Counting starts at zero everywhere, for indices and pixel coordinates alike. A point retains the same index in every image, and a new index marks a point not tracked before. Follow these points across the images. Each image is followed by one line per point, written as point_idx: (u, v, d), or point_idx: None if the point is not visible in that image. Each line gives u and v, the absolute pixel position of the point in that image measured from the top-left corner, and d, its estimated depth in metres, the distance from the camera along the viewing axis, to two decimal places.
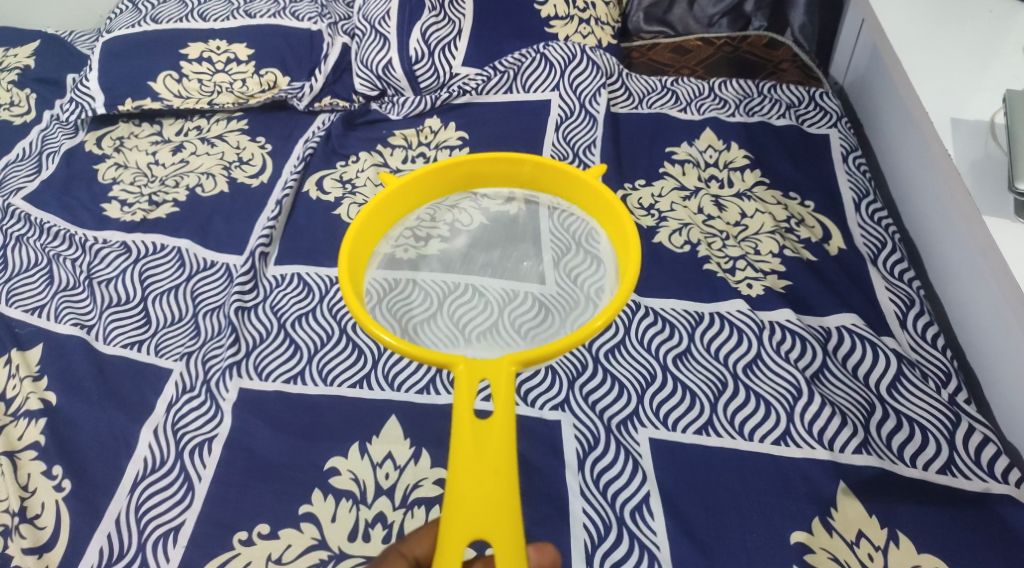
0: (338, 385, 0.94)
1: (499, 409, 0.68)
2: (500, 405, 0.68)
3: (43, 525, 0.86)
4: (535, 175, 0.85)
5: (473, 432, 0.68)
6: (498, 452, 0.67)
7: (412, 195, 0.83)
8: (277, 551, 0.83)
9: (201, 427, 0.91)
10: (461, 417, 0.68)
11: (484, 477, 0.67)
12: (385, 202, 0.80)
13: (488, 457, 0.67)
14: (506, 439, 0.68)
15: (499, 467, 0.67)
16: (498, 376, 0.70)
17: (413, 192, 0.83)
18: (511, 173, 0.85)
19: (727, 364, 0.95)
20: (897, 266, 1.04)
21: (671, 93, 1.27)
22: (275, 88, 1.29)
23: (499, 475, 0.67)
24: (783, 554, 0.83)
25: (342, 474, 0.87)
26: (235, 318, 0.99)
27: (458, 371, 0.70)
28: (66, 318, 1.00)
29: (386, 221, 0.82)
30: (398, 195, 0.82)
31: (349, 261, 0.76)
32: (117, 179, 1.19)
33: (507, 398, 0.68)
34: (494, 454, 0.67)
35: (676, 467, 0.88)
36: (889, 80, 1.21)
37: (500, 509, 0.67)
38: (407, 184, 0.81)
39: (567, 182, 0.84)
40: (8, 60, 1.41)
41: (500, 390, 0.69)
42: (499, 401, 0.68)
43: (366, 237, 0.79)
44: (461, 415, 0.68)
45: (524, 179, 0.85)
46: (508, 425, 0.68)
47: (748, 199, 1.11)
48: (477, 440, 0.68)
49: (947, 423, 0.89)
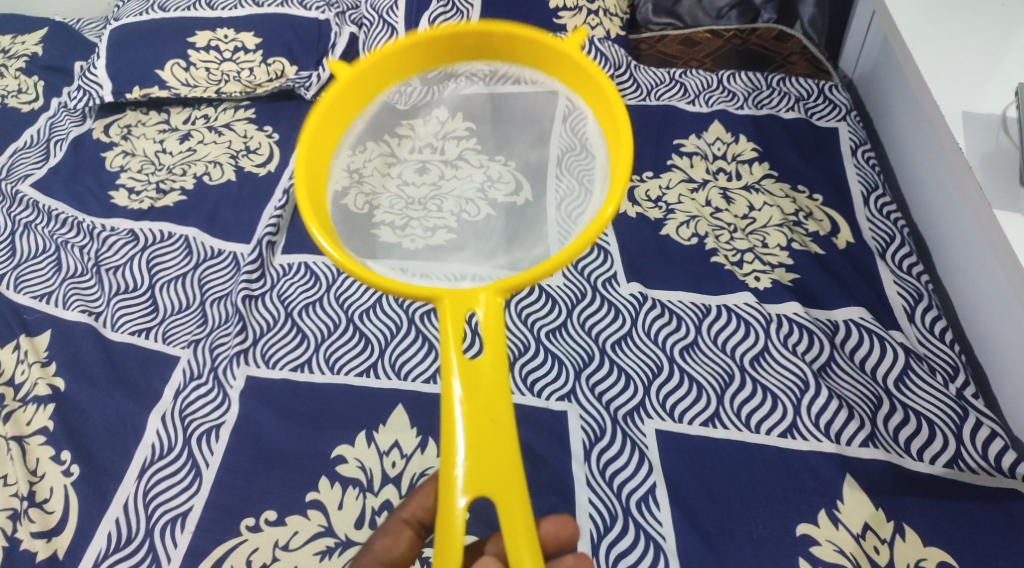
0: (345, 374, 0.94)
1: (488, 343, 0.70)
2: (489, 336, 0.70)
3: (52, 510, 0.86)
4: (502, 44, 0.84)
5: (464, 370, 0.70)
6: (492, 385, 0.69)
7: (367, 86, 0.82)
8: (284, 538, 0.84)
9: (208, 414, 0.91)
10: (450, 354, 0.70)
11: (478, 424, 0.69)
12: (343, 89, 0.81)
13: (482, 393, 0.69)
14: (497, 371, 0.70)
15: (494, 411, 0.69)
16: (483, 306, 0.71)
17: (379, 68, 0.83)
18: (483, 46, 0.84)
19: (734, 356, 0.94)
20: (905, 259, 1.03)
21: (679, 84, 1.26)
22: (282, 78, 1.29)
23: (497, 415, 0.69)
24: (788, 546, 0.83)
25: (349, 462, 0.88)
26: (243, 307, 0.99)
27: (443, 305, 0.72)
28: (74, 305, 1.01)
29: (349, 107, 0.82)
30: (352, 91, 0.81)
31: (308, 161, 0.77)
32: (124, 167, 1.19)
33: (496, 328, 0.71)
34: (490, 390, 0.69)
35: (682, 458, 0.88)
36: (901, 72, 1.20)
37: (497, 450, 0.69)
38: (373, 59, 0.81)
39: (544, 52, 0.82)
40: (16, 47, 1.41)
41: (490, 321, 0.71)
42: (489, 337, 0.70)
43: (328, 129, 0.80)
44: (450, 348, 0.70)
45: (496, 54, 0.85)
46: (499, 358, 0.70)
47: (757, 191, 1.11)
48: (468, 376, 0.70)
49: (955, 416, 0.89)
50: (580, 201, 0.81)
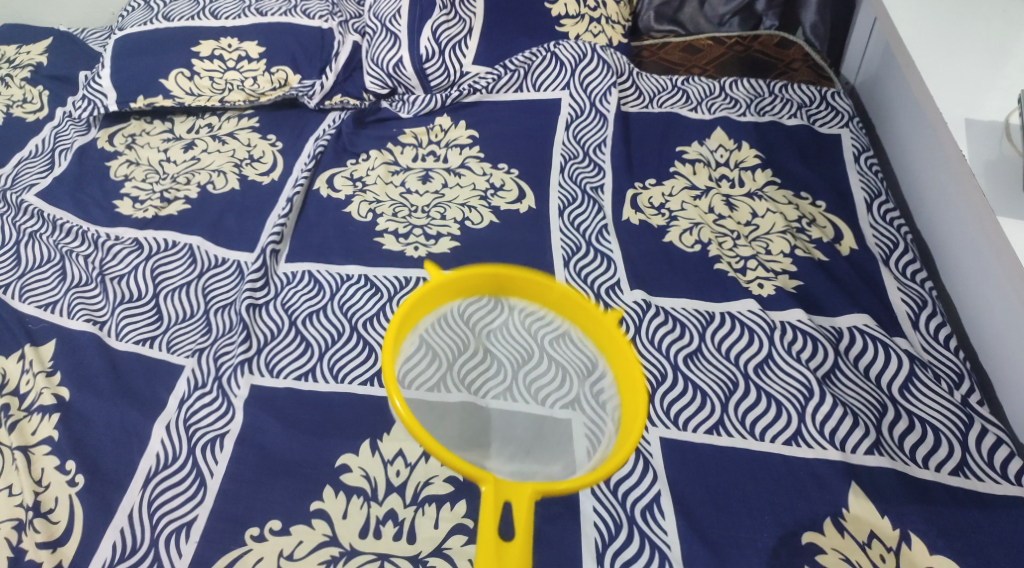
0: (349, 382, 0.94)
1: (519, 534, 0.69)
2: (520, 533, 0.69)
3: (57, 520, 0.85)
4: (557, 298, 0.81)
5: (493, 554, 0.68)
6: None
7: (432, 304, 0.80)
8: (289, 547, 0.83)
9: (213, 424, 0.91)
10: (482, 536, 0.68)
11: None
12: (410, 308, 0.78)
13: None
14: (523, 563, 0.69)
15: None
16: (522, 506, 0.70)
17: (445, 290, 0.81)
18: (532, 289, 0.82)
19: (738, 364, 0.94)
20: (909, 266, 1.03)
21: (682, 92, 1.27)
22: (286, 86, 1.30)
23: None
24: (795, 554, 0.82)
25: (353, 470, 0.88)
26: (247, 315, 0.99)
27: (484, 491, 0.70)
28: (79, 315, 1.01)
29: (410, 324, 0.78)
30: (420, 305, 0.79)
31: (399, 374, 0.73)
32: (128, 176, 1.20)
33: (527, 524, 0.70)
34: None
35: (687, 466, 0.88)
36: (902, 80, 1.20)
37: None
38: (444, 281, 0.80)
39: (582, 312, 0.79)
40: (21, 57, 1.41)
41: (522, 516, 0.70)
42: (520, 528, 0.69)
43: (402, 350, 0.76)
44: (484, 539, 0.69)
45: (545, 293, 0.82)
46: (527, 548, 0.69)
47: (759, 198, 1.11)
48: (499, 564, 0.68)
49: (960, 424, 0.89)
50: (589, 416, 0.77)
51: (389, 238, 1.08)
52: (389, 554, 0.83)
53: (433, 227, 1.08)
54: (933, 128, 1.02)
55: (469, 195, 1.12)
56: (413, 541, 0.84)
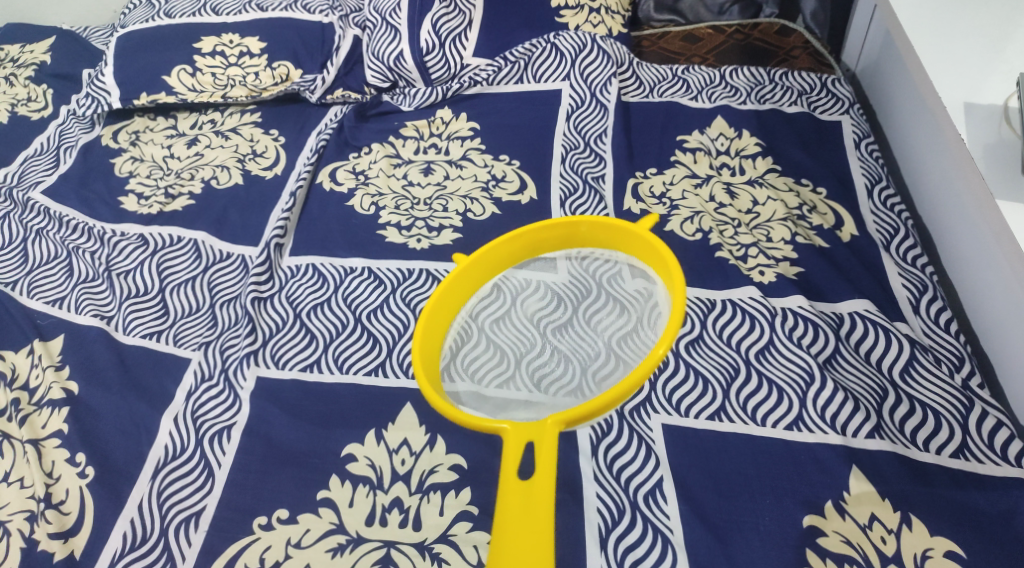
0: (353, 373, 0.95)
1: (540, 471, 0.72)
2: (540, 465, 0.72)
3: (68, 511, 0.87)
4: (593, 233, 0.87)
5: (517, 494, 0.72)
6: (538, 512, 0.70)
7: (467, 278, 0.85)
8: (296, 535, 0.84)
9: (220, 415, 0.92)
10: (507, 482, 0.73)
11: (525, 518, 0.70)
12: (464, 271, 0.84)
13: (533, 517, 0.70)
14: (548, 498, 0.71)
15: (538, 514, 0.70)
16: (542, 443, 0.73)
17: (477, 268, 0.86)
18: (565, 234, 0.88)
19: (739, 351, 0.95)
20: (910, 252, 1.04)
21: (682, 81, 1.28)
22: (288, 81, 1.31)
23: (539, 550, 0.69)
24: (796, 537, 0.83)
25: (359, 460, 0.89)
26: (252, 308, 1.00)
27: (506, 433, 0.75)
28: (86, 310, 1.02)
29: (461, 290, 0.85)
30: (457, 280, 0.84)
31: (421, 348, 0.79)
32: (133, 173, 1.21)
33: (547, 458, 0.73)
34: (540, 526, 0.70)
35: (689, 452, 0.89)
36: (903, 66, 1.20)
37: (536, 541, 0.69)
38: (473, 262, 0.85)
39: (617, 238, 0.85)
40: (25, 56, 1.43)
41: (543, 451, 0.73)
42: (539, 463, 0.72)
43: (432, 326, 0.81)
44: (506, 476, 0.73)
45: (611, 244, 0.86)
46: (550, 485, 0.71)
47: (760, 185, 1.12)
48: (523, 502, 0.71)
49: (961, 407, 0.89)
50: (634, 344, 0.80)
51: (392, 230, 1.08)
52: (396, 541, 0.84)
53: (435, 219, 1.09)
54: (933, 114, 1.02)
55: (470, 186, 1.13)
56: (418, 528, 0.84)
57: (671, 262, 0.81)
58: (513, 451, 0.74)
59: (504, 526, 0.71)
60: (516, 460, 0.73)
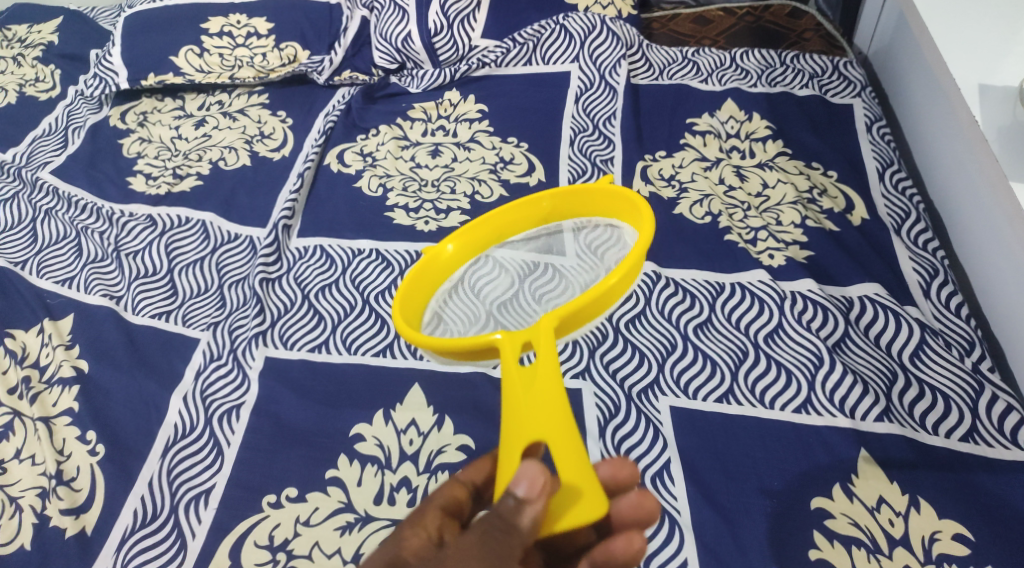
0: (361, 354, 0.95)
1: (542, 361, 0.72)
2: (541, 358, 0.72)
3: (80, 488, 0.87)
4: (557, 206, 0.85)
5: (523, 385, 0.72)
6: (547, 395, 0.71)
7: (440, 264, 0.81)
8: (305, 513, 0.85)
9: (228, 394, 0.93)
10: (509, 377, 0.72)
11: (535, 403, 0.71)
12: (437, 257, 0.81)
13: (541, 408, 0.71)
14: (554, 381, 0.71)
15: (548, 397, 0.71)
16: (540, 342, 0.72)
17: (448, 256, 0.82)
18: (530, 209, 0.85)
19: (748, 334, 0.95)
20: (921, 235, 1.03)
21: (692, 63, 1.27)
22: (296, 62, 1.30)
23: (551, 426, 0.70)
24: (804, 519, 0.83)
25: (367, 440, 0.89)
26: (261, 289, 1.00)
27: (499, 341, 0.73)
28: (96, 290, 1.02)
29: (437, 275, 0.81)
30: (430, 265, 0.81)
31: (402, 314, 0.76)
32: (141, 154, 1.21)
33: (547, 346, 0.72)
34: (552, 405, 0.71)
35: (697, 434, 0.89)
36: (915, 48, 1.19)
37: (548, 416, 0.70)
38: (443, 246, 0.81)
39: (585, 200, 0.85)
40: (33, 36, 1.42)
41: (542, 347, 0.72)
42: (542, 355, 0.72)
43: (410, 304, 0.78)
44: (509, 374, 0.72)
45: (588, 208, 0.85)
46: (553, 376, 0.71)
47: (770, 169, 1.11)
48: (527, 395, 0.71)
49: (971, 391, 0.89)
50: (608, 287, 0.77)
51: (400, 212, 1.08)
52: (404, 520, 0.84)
53: (443, 201, 1.09)
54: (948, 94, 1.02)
55: (479, 168, 1.13)
56: None
57: (644, 207, 0.79)
58: (512, 350, 0.73)
59: (514, 412, 0.72)
60: (514, 357, 0.73)
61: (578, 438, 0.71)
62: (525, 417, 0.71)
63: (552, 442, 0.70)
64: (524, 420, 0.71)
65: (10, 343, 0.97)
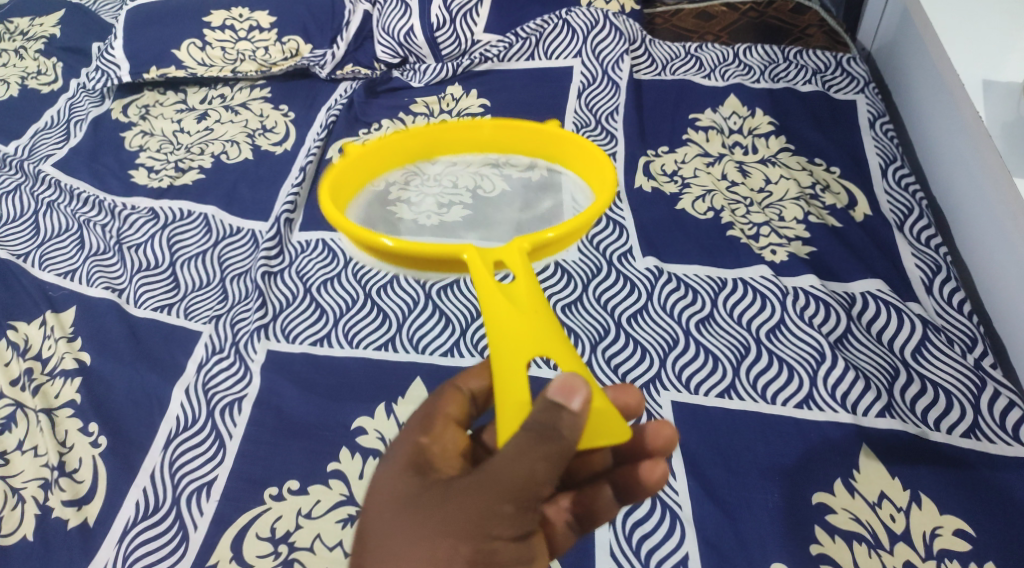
0: (363, 347, 0.95)
1: (520, 277, 0.74)
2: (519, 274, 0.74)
3: (82, 479, 0.87)
4: (493, 132, 0.92)
5: (504, 297, 0.73)
6: (530, 308, 0.73)
7: (367, 166, 0.89)
8: (307, 506, 0.85)
9: (230, 387, 0.93)
10: (487, 292, 0.74)
11: (520, 315, 0.72)
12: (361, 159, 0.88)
13: (529, 321, 0.72)
14: (536, 295, 0.74)
15: (532, 310, 0.73)
16: (514, 262, 0.75)
17: (371, 160, 0.89)
18: (470, 134, 0.92)
19: (750, 329, 0.95)
20: (924, 232, 1.03)
21: (695, 59, 1.27)
22: (298, 56, 1.30)
23: (538, 333, 0.72)
24: (805, 514, 0.83)
25: (369, 433, 0.89)
26: (262, 282, 1.00)
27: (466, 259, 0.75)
28: (98, 282, 1.02)
29: (365, 177, 0.89)
30: (355, 166, 0.88)
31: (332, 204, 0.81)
32: (143, 147, 1.20)
33: (523, 267, 0.75)
34: (537, 316, 0.73)
35: (698, 429, 0.89)
36: (919, 44, 1.19)
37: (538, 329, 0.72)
38: (369, 150, 0.89)
39: (525, 133, 0.91)
40: (35, 29, 1.42)
41: (517, 267, 0.75)
42: (519, 272, 0.75)
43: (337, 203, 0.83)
44: (485, 290, 0.74)
45: (528, 139, 0.91)
46: (533, 291, 0.74)
47: (773, 164, 1.11)
48: (515, 318, 0.72)
49: (972, 387, 0.89)
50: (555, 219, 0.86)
51: None
52: None
53: None
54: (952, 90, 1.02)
55: None
56: None
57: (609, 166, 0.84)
58: (483, 274, 0.74)
59: (499, 329, 0.72)
60: (487, 273, 0.75)
61: (566, 342, 0.73)
62: (511, 340, 0.71)
63: (545, 347, 0.71)
64: (511, 343, 0.71)
65: (12, 334, 0.97)
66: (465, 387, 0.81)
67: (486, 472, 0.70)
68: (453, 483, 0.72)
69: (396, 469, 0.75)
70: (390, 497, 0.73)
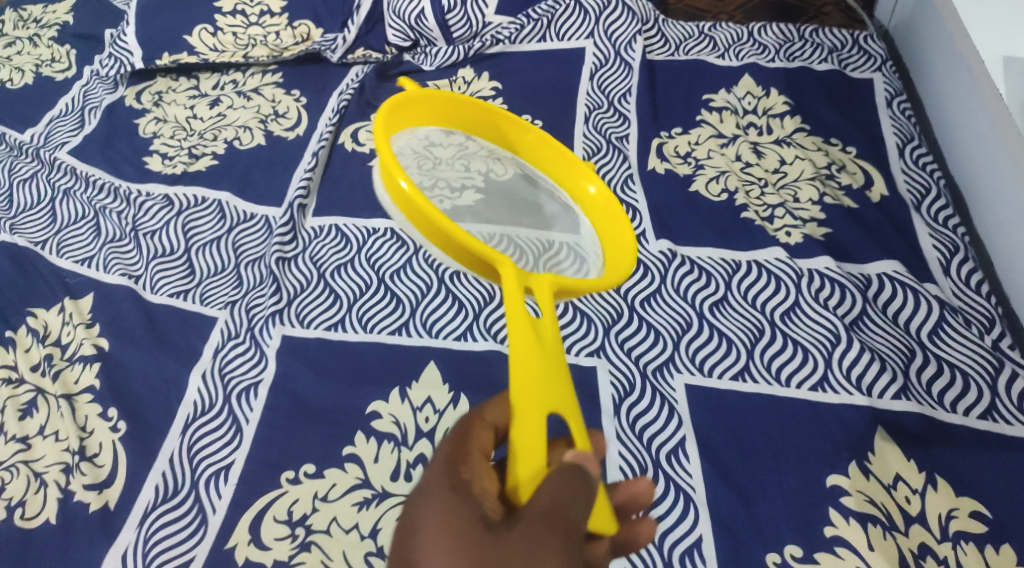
0: (377, 332, 0.96)
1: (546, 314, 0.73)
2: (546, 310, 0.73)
3: (102, 463, 0.88)
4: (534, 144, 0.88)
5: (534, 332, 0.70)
6: (551, 348, 0.72)
7: (422, 106, 0.82)
8: (323, 489, 0.86)
9: (247, 372, 0.93)
10: (520, 321, 0.70)
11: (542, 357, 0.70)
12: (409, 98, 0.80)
13: (554, 373, 0.71)
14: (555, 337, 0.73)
15: (553, 359, 0.71)
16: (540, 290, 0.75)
17: (421, 105, 0.82)
18: (516, 134, 0.88)
19: (765, 312, 0.95)
20: (942, 212, 1.02)
21: (709, 38, 1.25)
22: (309, 40, 1.30)
23: (558, 384, 0.71)
24: (820, 496, 0.83)
25: (384, 417, 0.89)
26: (277, 268, 1.01)
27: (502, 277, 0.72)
28: (115, 269, 1.03)
29: (410, 115, 0.81)
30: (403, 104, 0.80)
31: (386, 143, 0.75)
32: (157, 134, 1.21)
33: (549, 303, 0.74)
34: (556, 367, 0.71)
35: (712, 411, 0.89)
36: (937, 21, 1.17)
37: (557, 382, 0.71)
38: (424, 97, 0.82)
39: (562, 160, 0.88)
40: (48, 16, 1.42)
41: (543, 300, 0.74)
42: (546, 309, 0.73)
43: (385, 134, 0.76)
44: (516, 314, 0.70)
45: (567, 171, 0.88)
46: (556, 332, 0.73)
47: (788, 145, 1.10)
48: (540, 373, 0.69)
49: (989, 369, 0.88)
50: (567, 262, 0.82)
51: None
52: None
53: None
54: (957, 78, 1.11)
55: None
56: None
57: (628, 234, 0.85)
58: (515, 303, 0.70)
59: (523, 366, 0.68)
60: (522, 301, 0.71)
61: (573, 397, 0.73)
62: (538, 395, 0.68)
63: (560, 399, 0.70)
64: (540, 394, 0.68)
65: (32, 321, 0.98)
66: (488, 416, 0.72)
67: (532, 512, 0.66)
68: (512, 530, 0.66)
69: (436, 512, 0.67)
70: (434, 542, 0.66)
